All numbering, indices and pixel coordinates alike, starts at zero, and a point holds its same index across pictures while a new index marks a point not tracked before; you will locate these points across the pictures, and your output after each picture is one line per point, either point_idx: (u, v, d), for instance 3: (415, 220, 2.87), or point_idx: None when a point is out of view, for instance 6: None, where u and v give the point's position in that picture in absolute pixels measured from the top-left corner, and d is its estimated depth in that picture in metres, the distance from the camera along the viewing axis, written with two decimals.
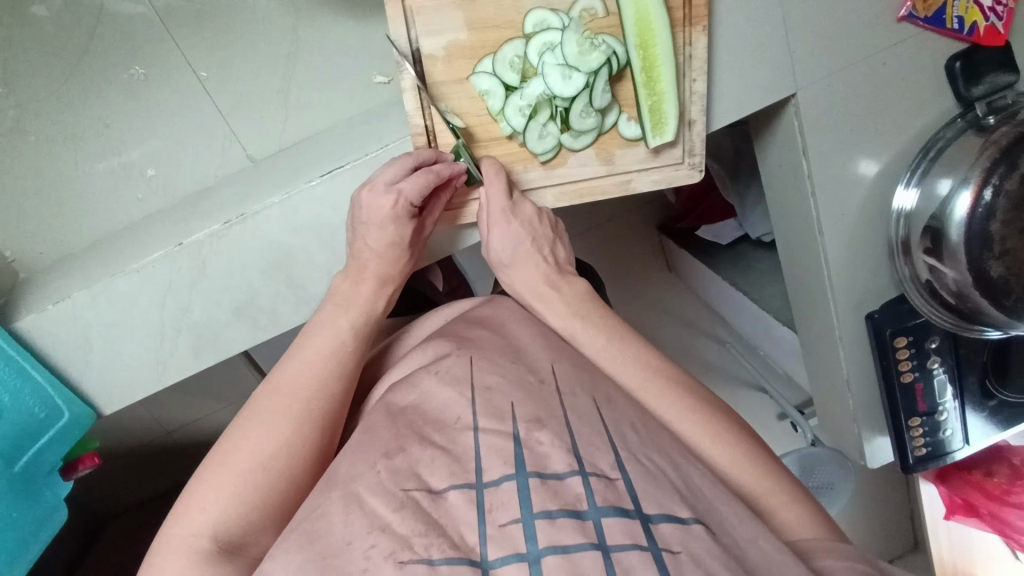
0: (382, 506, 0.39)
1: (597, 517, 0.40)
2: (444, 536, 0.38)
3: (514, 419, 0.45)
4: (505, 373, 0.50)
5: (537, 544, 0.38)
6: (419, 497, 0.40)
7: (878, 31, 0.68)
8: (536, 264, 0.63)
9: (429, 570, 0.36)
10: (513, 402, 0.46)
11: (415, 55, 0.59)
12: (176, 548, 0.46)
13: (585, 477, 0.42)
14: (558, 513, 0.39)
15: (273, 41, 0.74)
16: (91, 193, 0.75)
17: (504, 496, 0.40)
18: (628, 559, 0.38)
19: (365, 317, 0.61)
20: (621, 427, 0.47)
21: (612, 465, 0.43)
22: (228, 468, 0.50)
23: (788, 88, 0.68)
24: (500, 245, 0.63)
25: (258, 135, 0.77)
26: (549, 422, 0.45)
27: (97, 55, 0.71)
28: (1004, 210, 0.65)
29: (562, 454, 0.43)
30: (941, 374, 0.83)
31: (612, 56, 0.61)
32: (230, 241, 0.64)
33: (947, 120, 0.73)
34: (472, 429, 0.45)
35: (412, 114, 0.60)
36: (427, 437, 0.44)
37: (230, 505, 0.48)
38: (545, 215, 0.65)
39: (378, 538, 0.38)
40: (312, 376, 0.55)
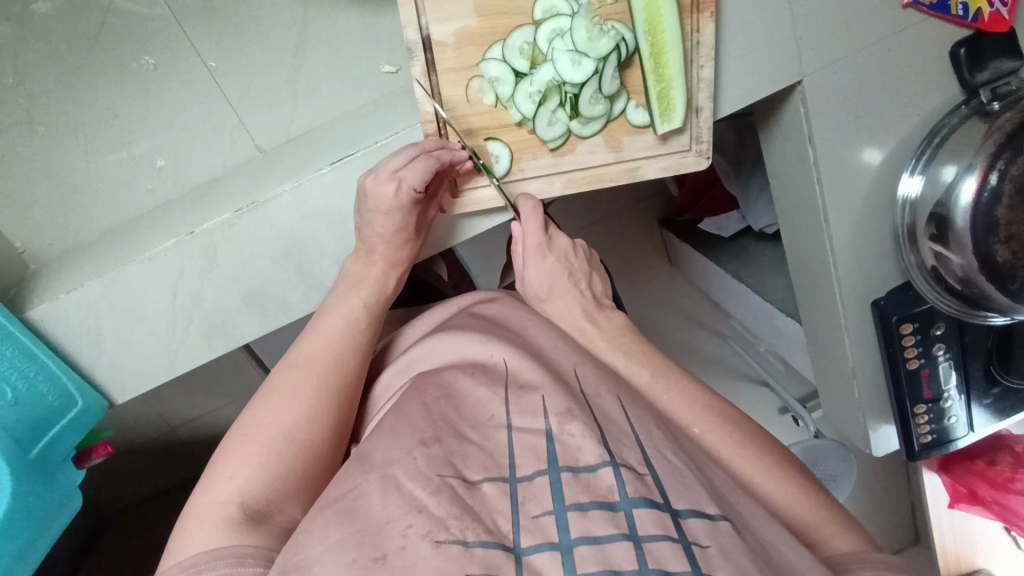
0: (419, 489, 0.40)
1: (628, 508, 0.40)
2: (478, 521, 0.39)
3: (546, 415, 0.45)
4: (534, 368, 0.51)
5: (569, 534, 0.39)
6: (455, 484, 0.41)
7: (885, 17, 0.68)
8: (575, 297, 0.63)
9: (464, 551, 0.37)
10: (544, 394, 0.47)
11: (425, 41, 0.59)
12: (201, 519, 0.46)
13: (617, 468, 0.42)
14: (589, 505, 0.40)
15: (282, 31, 0.74)
16: (101, 183, 0.75)
17: (536, 490, 0.41)
18: (659, 550, 0.38)
19: (378, 293, 0.62)
20: (646, 423, 0.48)
21: (640, 461, 0.44)
22: (249, 439, 0.50)
23: (795, 75, 0.69)
24: (537, 279, 0.63)
25: (265, 124, 0.77)
26: (578, 413, 0.45)
27: (109, 45, 0.71)
28: (1010, 194, 0.66)
29: (593, 446, 0.43)
30: (946, 361, 0.83)
31: (619, 43, 0.61)
32: (240, 229, 0.64)
33: (951, 108, 0.73)
34: (505, 427, 0.46)
35: (421, 102, 0.60)
36: (465, 434, 0.45)
37: (256, 475, 0.48)
38: (579, 248, 0.67)
39: (415, 519, 0.38)
40: (326, 351, 0.57)
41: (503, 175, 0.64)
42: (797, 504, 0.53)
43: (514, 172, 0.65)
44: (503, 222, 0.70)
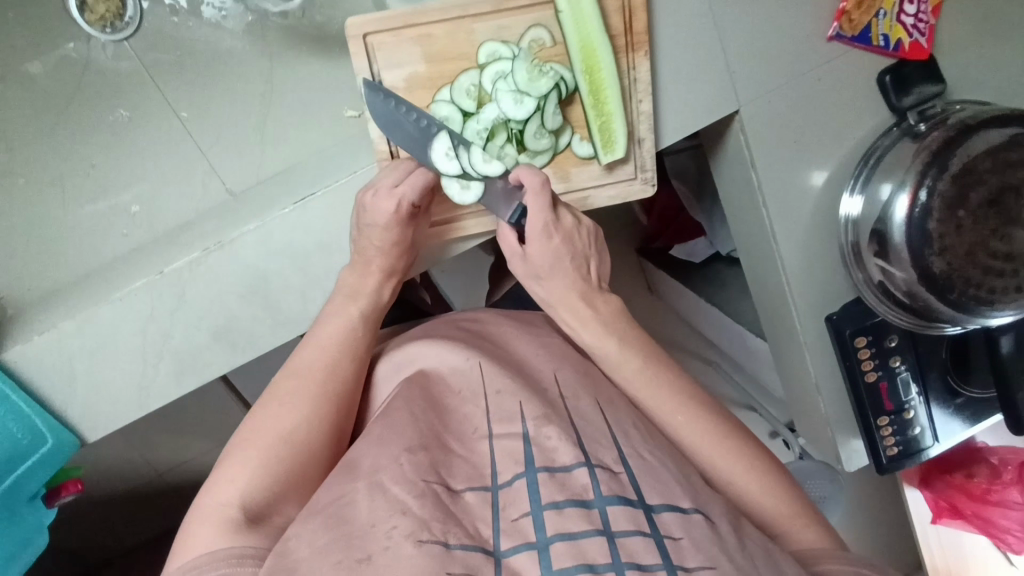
0: (404, 491, 0.43)
1: (602, 505, 0.44)
2: (460, 526, 0.43)
3: (524, 420, 0.50)
4: (514, 378, 0.56)
5: (545, 533, 0.42)
6: (439, 490, 0.44)
7: (811, 50, 0.73)
8: (574, 277, 0.65)
9: (446, 553, 0.40)
10: (521, 401, 0.52)
11: (378, 86, 0.63)
12: (205, 521, 0.50)
13: (591, 468, 0.46)
14: (564, 504, 0.44)
15: (249, 81, 0.78)
16: (77, 231, 0.77)
17: (515, 493, 0.45)
18: (632, 545, 0.42)
19: (372, 304, 0.65)
20: (623, 426, 0.53)
21: (615, 460, 0.48)
22: (252, 446, 0.55)
23: (731, 106, 0.73)
24: (539, 259, 0.63)
25: (238, 169, 0.78)
26: (555, 420, 0.50)
27: (79, 104, 0.75)
28: (939, 209, 0.69)
29: (568, 448, 0.48)
30: (903, 372, 0.85)
31: (558, 82, 0.65)
32: (208, 268, 0.68)
33: (885, 130, 0.77)
34: (486, 437, 0.50)
35: (377, 140, 0.64)
36: (450, 446, 0.50)
37: (256, 479, 0.53)
38: (584, 227, 0.65)
39: (399, 520, 0.42)
40: (324, 359, 0.61)
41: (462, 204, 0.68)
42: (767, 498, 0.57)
43: None
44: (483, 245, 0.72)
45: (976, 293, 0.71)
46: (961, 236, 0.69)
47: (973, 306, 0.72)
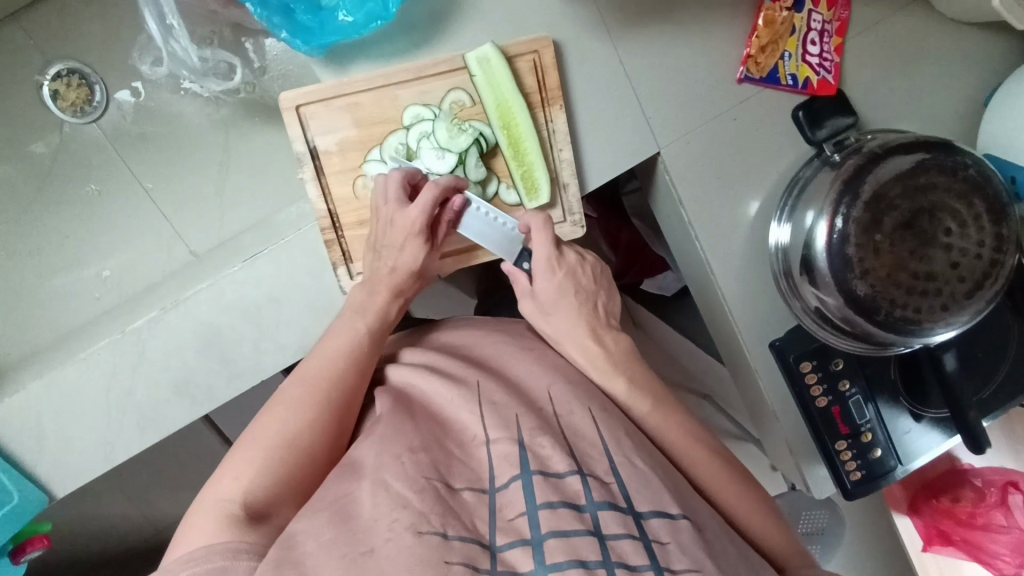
0: (405, 487, 0.47)
1: (593, 510, 0.48)
2: (458, 520, 0.46)
3: (519, 427, 0.53)
4: (511, 393, 0.59)
5: (539, 530, 0.46)
6: (439, 486, 0.48)
7: (723, 93, 0.77)
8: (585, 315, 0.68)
9: (443, 542, 0.44)
10: (518, 413, 0.55)
11: (312, 151, 0.69)
12: (202, 521, 0.49)
13: (583, 477, 0.50)
14: (558, 504, 0.47)
15: (206, 150, 0.82)
16: (53, 299, 0.82)
17: (511, 494, 0.49)
18: (621, 546, 0.47)
19: (381, 321, 0.66)
20: (615, 431, 0.57)
21: (607, 470, 0.53)
22: (252, 451, 0.55)
23: (652, 148, 0.77)
24: (546, 294, 0.68)
25: (203, 235, 0.84)
26: (548, 431, 0.54)
27: (49, 179, 0.80)
28: (856, 234, 0.72)
29: (562, 457, 0.51)
30: (855, 395, 0.86)
31: (479, 137, 0.70)
32: (165, 326, 0.73)
33: (806, 161, 0.81)
34: (484, 443, 0.54)
35: (315, 201, 0.69)
36: (449, 449, 0.53)
37: (259, 479, 0.53)
38: (589, 265, 0.70)
39: (400, 513, 0.45)
40: (324, 372, 0.60)
41: None
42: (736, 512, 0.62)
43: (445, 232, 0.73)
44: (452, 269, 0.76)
45: (902, 312, 0.73)
46: (881, 258, 0.72)
47: (900, 327, 0.73)
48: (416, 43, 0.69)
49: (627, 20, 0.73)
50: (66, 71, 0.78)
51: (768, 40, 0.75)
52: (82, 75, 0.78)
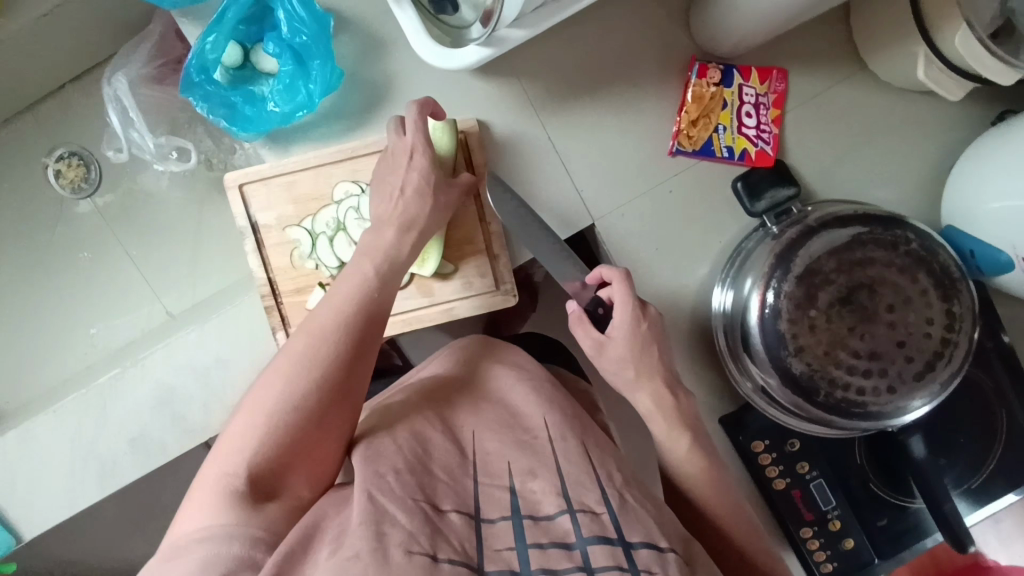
0: (396, 507, 0.48)
1: (583, 546, 0.50)
2: (449, 544, 0.47)
3: (510, 475, 0.57)
4: (504, 436, 0.61)
5: (529, 566, 0.48)
6: (427, 509, 0.50)
7: (656, 165, 0.77)
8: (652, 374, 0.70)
9: (431, 563, 0.45)
10: (510, 459, 0.58)
11: (254, 226, 0.74)
12: (209, 486, 0.52)
13: (573, 513, 0.52)
14: (548, 546, 0.50)
15: (184, 221, 0.91)
16: (46, 355, 0.90)
17: (499, 529, 0.51)
18: None
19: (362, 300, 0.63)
20: (607, 467, 0.59)
21: (598, 501, 0.54)
22: (256, 417, 0.56)
23: (585, 219, 0.78)
24: (622, 349, 0.69)
25: (178, 298, 0.91)
26: (539, 471, 0.56)
27: (51, 248, 0.90)
28: (788, 310, 0.68)
29: (553, 498, 0.54)
30: (818, 479, 0.79)
31: None
32: (125, 385, 0.79)
33: (748, 232, 0.78)
34: (471, 477, 0.56)
35: (255, 271, 0.75)
36: (435, 473, 0.55)
37: (262, 450, 0.55)
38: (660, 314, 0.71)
39: (389, 530, 0.46)
40: (304, 347, 0.60)
41: None
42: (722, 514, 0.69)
43: None
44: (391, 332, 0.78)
45: (842, 394, 0.68)
46: (815, 337, 0.68)
47: (843, 410, 0.69)
48: (349, 126, 0.74)
49: (554, 99, 0.76)
50: (68, 153, 0.89)
51: (699, 114, 0.75)
52: (81, 156, 0.89)
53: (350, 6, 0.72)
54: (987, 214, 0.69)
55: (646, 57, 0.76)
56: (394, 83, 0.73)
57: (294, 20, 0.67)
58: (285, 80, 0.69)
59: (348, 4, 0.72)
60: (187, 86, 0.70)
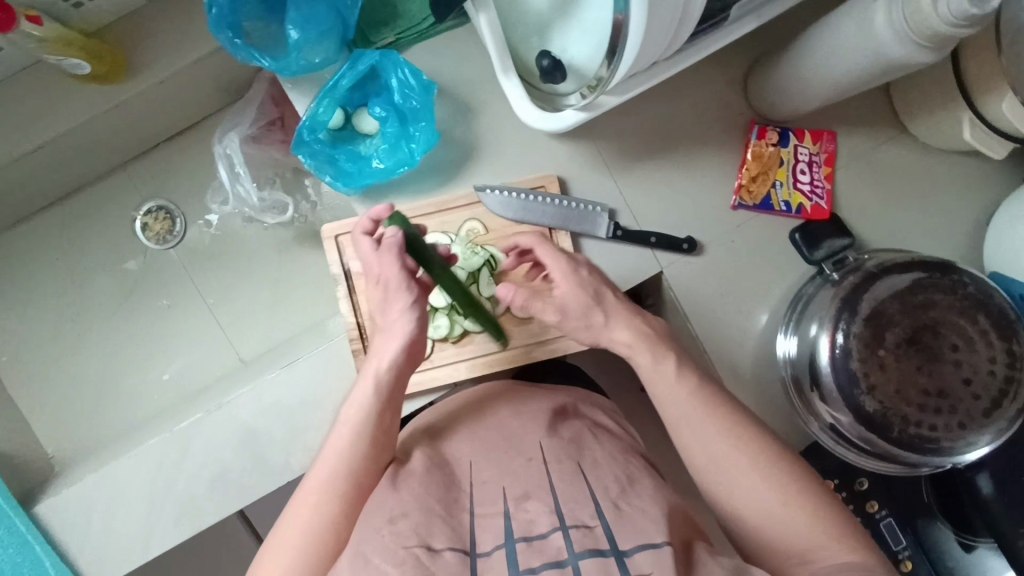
0: (387, 563, 0.49)
1: (575, 561, 0.49)
2: None
3: (505, 499, 0.57)
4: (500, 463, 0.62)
5: None
6: (420, 554, 0.50)
7: (718, 218, 0.83)
8: (631, 288, 0.70)
9: None
10: (505, 484, 0.59)
11: (347, 273, 0.78)
12: None
13: (565, 531, 0.52)
14: (540, 567, 0.49)
15: (263, 270, 0.94)
16: (119, 400, 0.92)
17: (493, 561, 0.51)
18: None
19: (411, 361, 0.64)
20: (604, 482, 0.59)
21: (592, 515, 0.54)
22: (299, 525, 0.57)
23: (653, 267, 0.83)
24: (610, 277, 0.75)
25: (251, 345, 0.94)
26: (534, 495, 0.57)
27: (130, 296, 0.93)
28: (858, 349, 0.72)
29: (546, 517, 0.54)
30: (886, 519, 0.82)
31: (489, 260, 0.78)
32: (207, 426, 0.80)
33: (808, 279, 0.83)
34: (467, 509, 0.57)
35: (346, 315, 0.78)
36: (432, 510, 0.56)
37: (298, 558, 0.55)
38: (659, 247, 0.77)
39: None
40: (361, 412, 0.61)
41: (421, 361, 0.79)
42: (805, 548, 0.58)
43: (466, 341, 0.80)
44: (475, 372, 0.80)
45: (915, 430, 0.72)
46: (886, 375, 0.72)
47: (917, 445, 0.72)
48: (441, 181, 0.80)
49: (625, 158, 0.82)
50: (155, 207, 0.94)
51: (758, 171, 0.82)
52: (167, 211, 0.94)
53: (444, 74, 0.79)
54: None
55: (708, 122, 0.83)
56: (481, 146, 0.80)
57: (405, 87, 0.73)
58: (390, 138, 0.76)
59: (441, 72, 0.79)
60: (297, 144, 0.75)
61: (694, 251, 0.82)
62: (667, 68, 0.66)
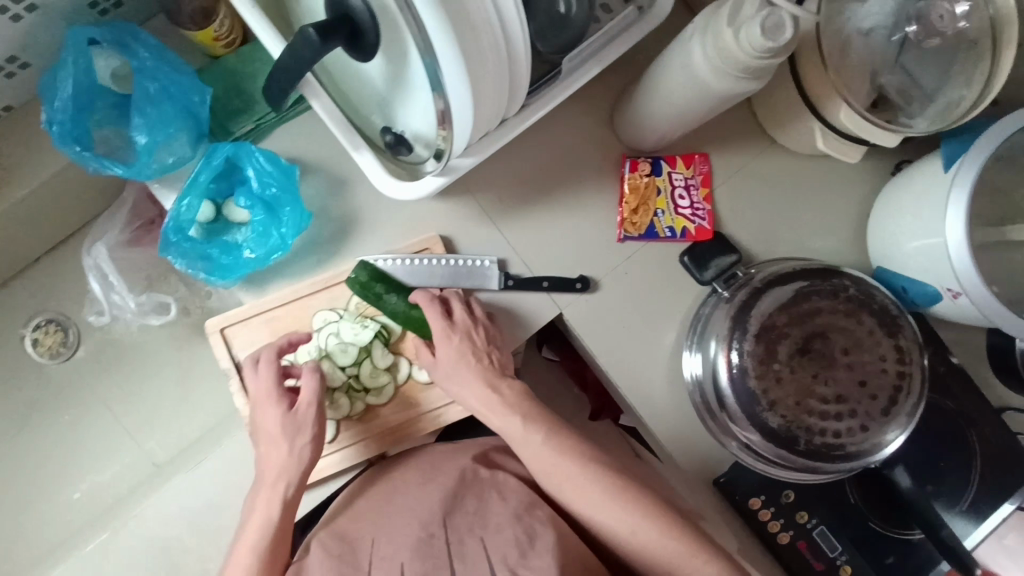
0: None
1: None
2: None
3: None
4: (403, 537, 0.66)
5: None
6: None
7: (608, 253, 0.84)
8: (477, 373, 0.73)
9: None
10: (404, 564, 0.63)
11: (238, 366, 0.77)
12: None
13: None
14: None
15: (165, 368, 0.91)
16: (30, 527, 0.88)
17: None
18: None
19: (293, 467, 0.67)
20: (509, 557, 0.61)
21: None
22: None
23: (553, 309, 0.83)
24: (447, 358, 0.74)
25: (163, 447, 0.90)
26: None
27: (30, 417, 0.90)
28: (753, 367, 0.73)
29: None
30: (819, 527, 0.81)
31: (381, 330, 0.77)
32: (116, 547, 0.78)
33: (703, 299, 0.84)
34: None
35: (242, 408, 0.76)
36: None
37: None
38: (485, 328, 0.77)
39: None
40: (257, 523, 0.65)
41: (327, 443, 0.77)
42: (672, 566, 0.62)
43: (371, 415, 0.78)
44: (385, 447, 0.78)
45: (820, 440, 0.72)
46: (784, 388, 0.73)
47: (824, 454, 0.72)
48: (323, 259, 0.79)
49: (507, 207, 0.82)
50: (45, 321, 0.90)
51: (638, 203, 0.82)
52: (59, 323, 0.90)
53: (312, 152, 0.78)
54: (909, 253, 0.76)
55: (585, 161, 0.84)
56: (358, 217, 0.79)
57: (263, 175, 0.73)
58: (258, 228, 0.75)
59: (308, 151, 0.78)
60: (164, 246, 0.74)
61: (589, 289, 0.83)
62: (519, 123, 0.68)
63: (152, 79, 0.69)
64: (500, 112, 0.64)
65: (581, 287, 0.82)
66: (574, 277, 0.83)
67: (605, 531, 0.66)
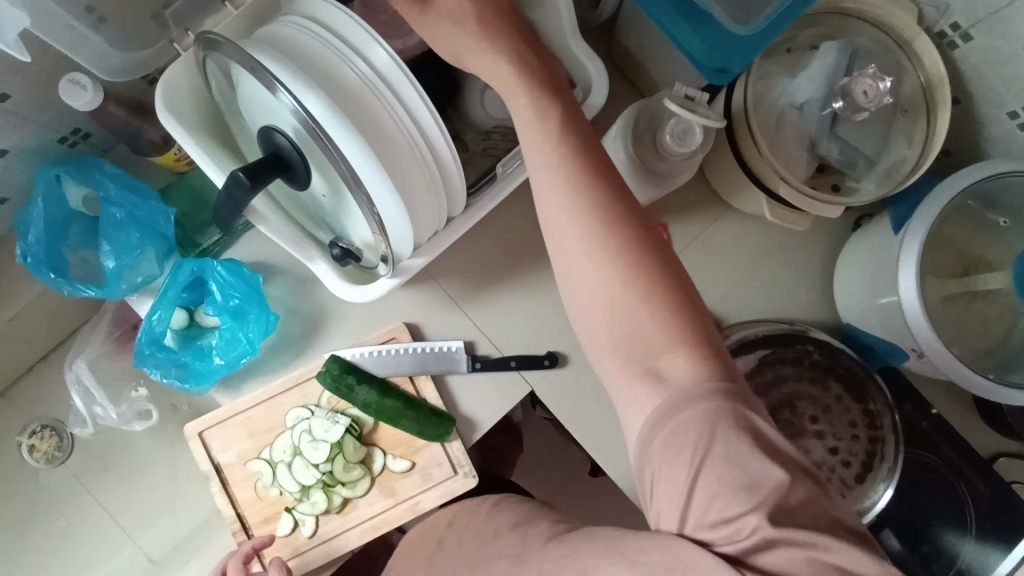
0: None
1: None
2: None
3: None
4: None
5: None
6: None
7: (574, 327, 0.84)
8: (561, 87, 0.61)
9: None
10: None
11: (217, 468, 0.79)
12: None
13: None
14: None
15: (155, 465, 0.93)
16: None
17: None
18: None
19: None
20: None
21: None
22: None
23: (523, 386, 0.83)
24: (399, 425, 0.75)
25: (158, 541, 0.91)
26: None
27: (30, 521, 0.93)
28: None
29: None
30: None
31: (352, 424, 0.79)
32: None
33: None
34: None
35: (224, 510, 0.78)
36: None
37: None
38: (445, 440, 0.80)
39: None
40: None
41: (307, 539, 0.78)
42: (638, 348, 0.53)
43: (349, 509, 0.79)
44: (365, 539, 0.79)
45: None
46: None
47: None
48: (295, 356, 0.81)
49: (470, 290, 0.84)
50: (41, 426, 0.94)
51: None
52: (54, 427, 0.94)
53: (276, 256, 0.82)
54: (879, 307, 0.74)
55: (544, 238, 0.85)
56: (325, 312, 0.82)
57: (227, 286, 0.76)
58: (227, 334, 0.77)
59: (274, 255, 0.82)
60: (140, 359, 0.77)
61: (557, 364, 0.83)
62: (467, 221, 0.69)
63: (116, 206, 0.74)
64: (443, 213, 0.65)
65: (549, 362, 0.83)
66: (541, 353, 0.83)
67: (575, 286, 0.55)
